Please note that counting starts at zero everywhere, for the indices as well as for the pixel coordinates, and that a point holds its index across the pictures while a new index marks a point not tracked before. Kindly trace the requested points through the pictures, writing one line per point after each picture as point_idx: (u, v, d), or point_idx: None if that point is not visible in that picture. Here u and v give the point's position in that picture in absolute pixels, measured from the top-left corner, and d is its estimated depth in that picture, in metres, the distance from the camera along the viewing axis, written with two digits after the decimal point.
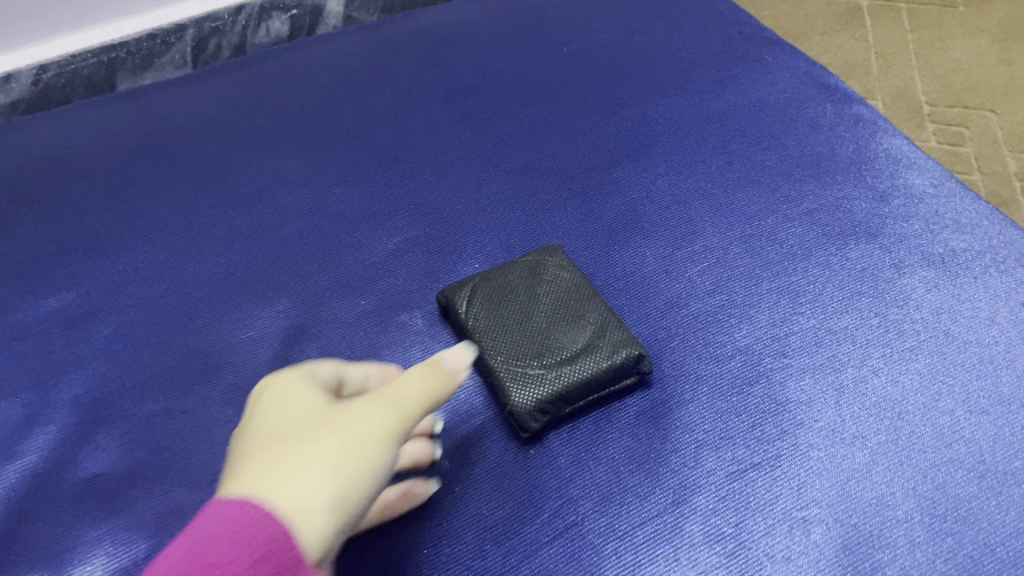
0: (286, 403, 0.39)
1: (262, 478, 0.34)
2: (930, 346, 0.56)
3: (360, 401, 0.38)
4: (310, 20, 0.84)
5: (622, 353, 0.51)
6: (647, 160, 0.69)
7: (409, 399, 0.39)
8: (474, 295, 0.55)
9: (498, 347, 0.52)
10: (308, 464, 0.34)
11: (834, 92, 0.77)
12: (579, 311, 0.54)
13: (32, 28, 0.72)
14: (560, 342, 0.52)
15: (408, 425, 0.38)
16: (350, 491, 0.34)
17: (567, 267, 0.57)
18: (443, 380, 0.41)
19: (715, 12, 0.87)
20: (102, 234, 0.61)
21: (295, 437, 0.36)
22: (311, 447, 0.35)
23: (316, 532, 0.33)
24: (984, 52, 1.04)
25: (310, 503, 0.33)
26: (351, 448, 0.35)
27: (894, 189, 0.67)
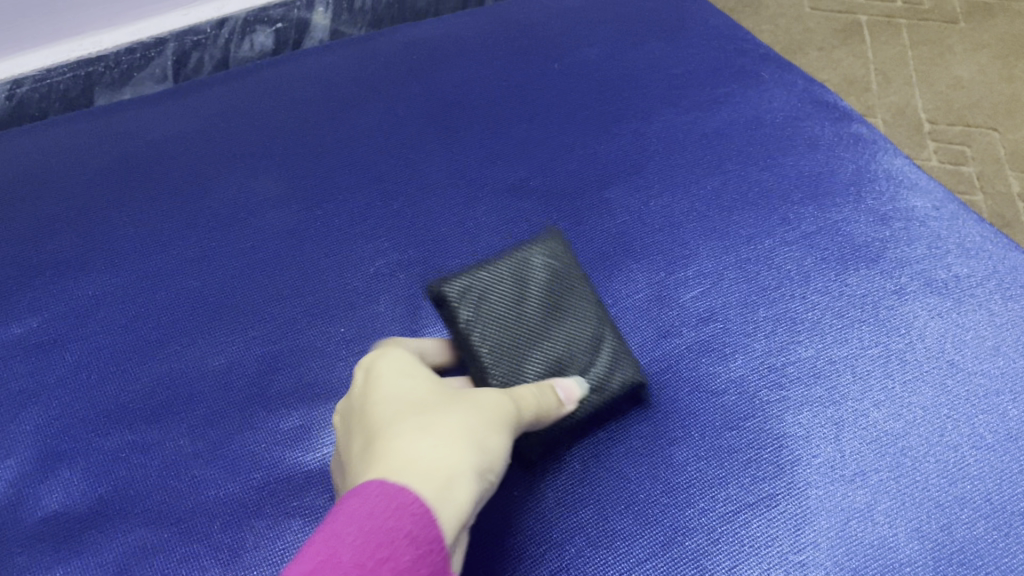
0: (406, 382, 0.41)
1: (413, 451, 0.36)
2: (934, 377, 0.53)
3: (482, 397, 0.41)
4: (295, 34, 0.83)
5: (623, 382, 0.50)
6: (639, 180, 0.67)
7: (519, 407, 0.42)
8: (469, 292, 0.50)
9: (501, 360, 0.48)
10: (453, 442, 0.37)
11: (833, 110, 0.75)
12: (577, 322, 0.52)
13: (7, 41, 0.70)
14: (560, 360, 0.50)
15: (517, 427, 0.42)
16: (482, 475, 0.37)
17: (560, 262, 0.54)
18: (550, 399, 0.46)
19: (712, 27, 0.85)
20: (71, 256, 0.59)
21: (431, 416, 0.38)
22: (450, 430, 0.38)
23: (461, 499, 0.35)
24: (985, 68, 1.02)
25: (455, 478, 0.35)
26: (481, 436, 0.38)
27: (895, 212, 0.64)
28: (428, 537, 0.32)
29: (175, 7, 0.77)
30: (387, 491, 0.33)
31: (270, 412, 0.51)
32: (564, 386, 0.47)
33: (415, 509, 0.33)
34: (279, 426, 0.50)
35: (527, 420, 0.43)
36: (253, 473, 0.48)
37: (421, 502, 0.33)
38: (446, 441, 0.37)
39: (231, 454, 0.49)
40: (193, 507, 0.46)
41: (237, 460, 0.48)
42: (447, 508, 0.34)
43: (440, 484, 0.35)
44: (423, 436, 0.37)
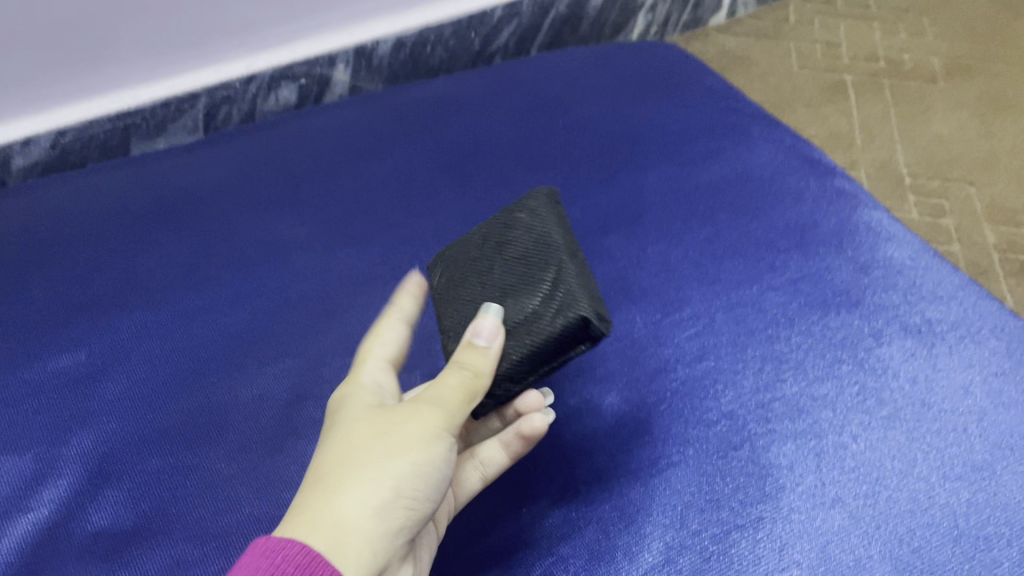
0: (340, 425, 0.44)
1: (315, 502, 0.39)
2: (907, 413, 0.58)
3: (405, 412, 0.43)
4: (317, 90, 0.91)
5: (562, 317, 0.45)
6: (637, 229, 0.72)
7: (446, 398, 0.43)
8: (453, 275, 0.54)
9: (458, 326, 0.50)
10: (350, 487, 0.40)
11: (818, 165, 0.80)
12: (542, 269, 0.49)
13: (54, 94, 0.76)
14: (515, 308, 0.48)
15: (448, 422, 0.43)
16: (393, 500, 0.40)
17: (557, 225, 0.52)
18: (475, 355, 0.45)
19: (705, 88, 0.91)
20: (113, 294, 0.64)
21: (341, 457, 0.41)
22: (354, 469, 0.40)
23: (360, 546, 0.38)
24: (964, 126, 1.08)
25: (353, 519, 0.39)
26: (385, 465, 0.40)
27: (874, 261, 0.70)
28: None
29: (207, 64, 0.83)
30: (272, 548, 0.37)
31: (299, 437, 0.55)
32: (477, 327, 0.46)
33: (300, 560, 0.36)
34: (307, 450, 0.54)
35: (458, 407, 0.43)
36: (284, 492, 0.52)
37: (307, 554, 0.37)
38: (348, 483, 0.40)
39: (264, 475, 0.53)
40: (229, 523, 0.50)
41: (269, 480, 0.53)
42: (343, 553, 0.38)
43: (334, 531, 0.38)
44: (327, 484, 0.40)
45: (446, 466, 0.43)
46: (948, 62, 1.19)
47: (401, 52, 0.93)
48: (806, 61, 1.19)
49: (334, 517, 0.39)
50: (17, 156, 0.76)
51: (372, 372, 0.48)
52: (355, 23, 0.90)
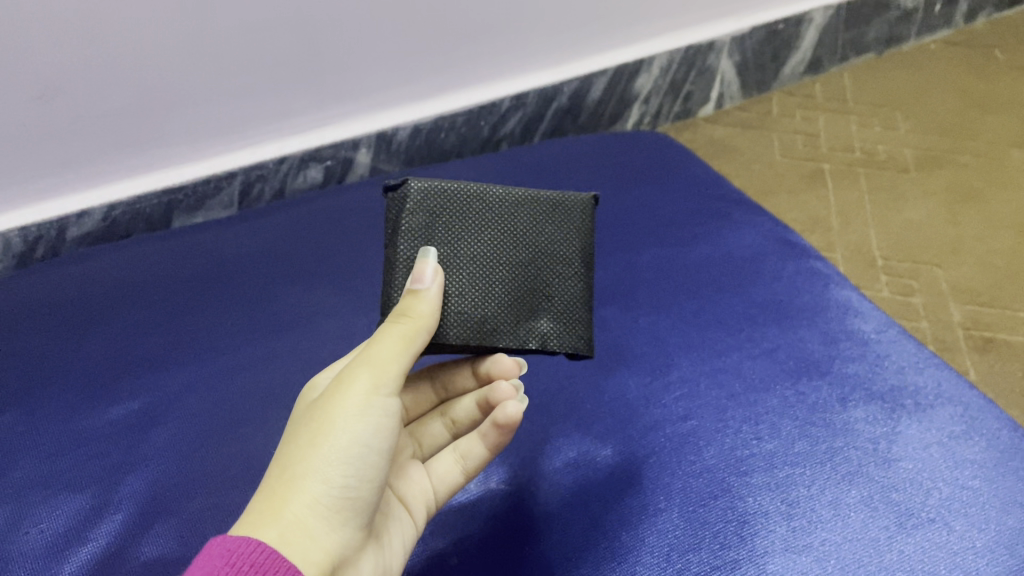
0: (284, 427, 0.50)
1: (263, 502, 0.45)
2: (868, 470, 0.65)
3: (332, 395, 0.48)
4: (341, 170, 1.01)
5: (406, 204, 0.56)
6: (630, 302, 0.80)
7: (383, 359, 0.49)
8: (548, 343, 0.56)
9: (467, 322, 0.55)
10: (287, 483, 0.45)
11: (794, 247, 0.89)
12: (480, 213, 0.56)
13: (109, 171, 0.86)
14: (442, 243, 0.55)
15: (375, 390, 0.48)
16: (327, 488, 0.46)
17: (560, 211, 0.58)
18: (417, 302, 0.52)
19: (693, 176, 1.00)
20: (160, 351, 0.71)
21: (280, 458, 0.47)
22: (292, 467, 0.46)
23: (301, 534, 0.44)
24: (932, 213, 1.17)
25: (293, 511, 0.44)
26: (317, 455, 0.46)
27: (843, 334, 0.77)
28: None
29: (243, 146, 0.93)
30: (228, 548, 0.42)
31: None
32: (418, 272, 0.53)
33: (256, 558, 0.42)
34: None
35: (388, 369, 0.49)
36: None
37: (261, 553, 0.42)
38: (286, 480, 0.45)
39: None
40: None
41: None
42: (288, 544, 0.43)
43: (279, 529, 0.44)
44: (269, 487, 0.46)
45: (379, 434, 0.48)
46: (919, 154, 1.28)
47: (417, 138, 1.04)
48: (788, 151, 1.29)
49: (275, 513, 0.44)
50: (72, 225, 0.86)
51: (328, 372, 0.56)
52: (377, 112, 1.00)
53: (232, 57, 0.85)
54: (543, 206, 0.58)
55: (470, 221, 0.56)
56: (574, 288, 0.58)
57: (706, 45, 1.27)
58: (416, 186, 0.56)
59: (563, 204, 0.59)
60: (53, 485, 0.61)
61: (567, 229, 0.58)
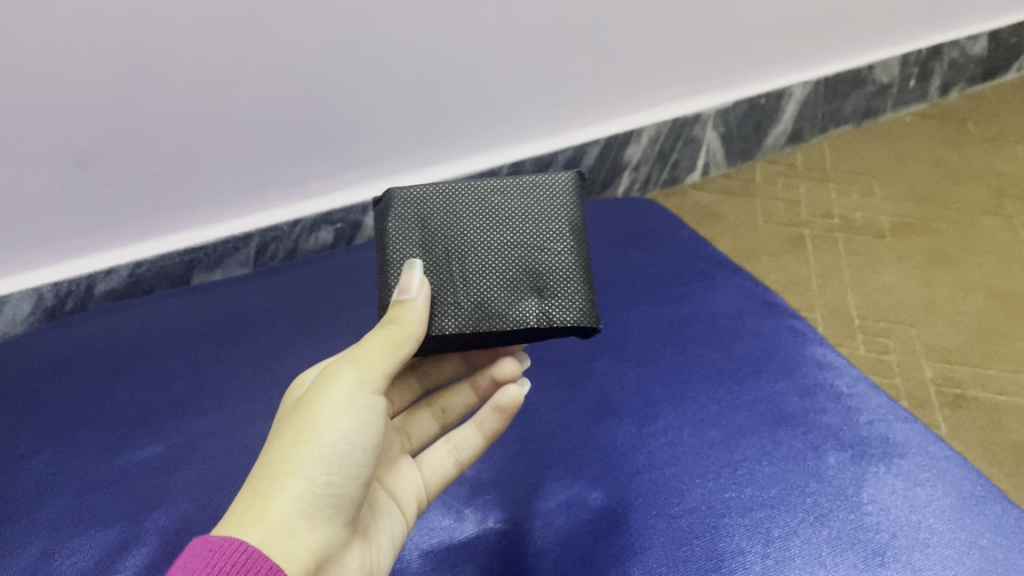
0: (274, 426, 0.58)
1: (253, 502, 0.52)
2: (837, 511, 0.70)
3: (318, 396, 0.56)
4: (350, 231, 1.09)
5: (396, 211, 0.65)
6: (619, 357, 0.86)
7: (368, 364, 0.57)
8: (543, 319, 0.63)
9: (459, 308, 0.63)
10: (273, 482, 0.53)
11: (772, 306, 0.95)
12: (458, 205, 0.65)
13: (136, 235, 0.95)
14: (431, 242, 0.64)
15: (357, 394, 0.56)
16: (309, 489, 0.53)
17: (538, 192, 0.66)
18: (405, 311, 0.59)
19: (680, 240, 1.07)
20: (183, 399, 0.77)
21: (268, 455, 0.55)
22: (279, 466, 0.53)
23: (283, 530, 0.51)
24: (907, 275, 1.24)
25: (278, 510, 0.52)
26: (301, 455, 0.53)
27: (817, 387, 0.83)
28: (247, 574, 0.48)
29: (260, 210, 1.01)
30: (212, 549, 0.49)
31: None
32: (406, 285, 0.60)
33: (237, 557, 0.49)
34: None
35: (371, 375, 0.57)
36: None
37: (242, 552, 0.49)
38: (274, 480, 0.53)
39: None
40: None
41: None
42: (273, 542, 0.51)
43: (266, 527, 0.51)
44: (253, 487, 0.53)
45: (360, 434, 0.56)
46: (894, 220, 1.36)
47: None
48: (770, 216, 1.36)
49: (262, 510, 0.52)
50: (100, 282, 0.95)
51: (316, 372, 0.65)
52: (383, 179, 1.08)
53: (252, 134, 0.94)
54: (521, 192, 0.65)
55: (452, 218, 0.65)
56: (565, 262, 0.64)
57: (691, 117, 1.35)
58: (400, 201, 0.65)
59: (541, 187, 0.66)
60: (84, 520, 0.66)
61: (548, 210, 0.65)
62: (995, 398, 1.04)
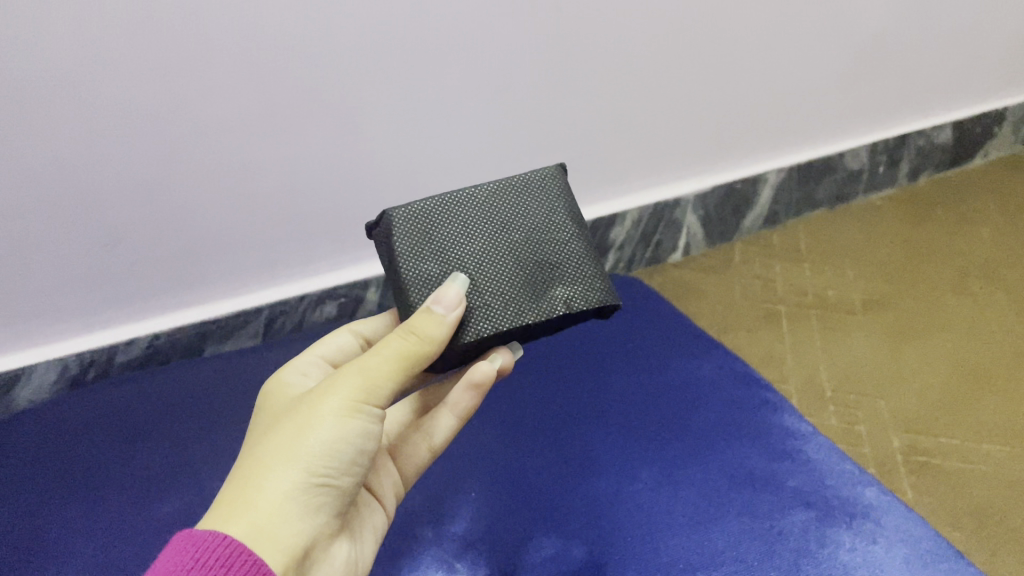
0: (282, 411, 0.63)
1: (249, 492, 0.56)
2: (801, 567, 0.76)
3: (326, 395, 0.60)
4: (352, 306, 1.17)
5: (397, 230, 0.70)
6: (601, 424, 0.93)
7: (379, 372, 0.60)
8: (573, 304, 0.69)
9: (491, 305, 0.67)
10: (269, 473, 0.57)
11: (745, 375, 1.02)
12: (457, 216, 0.71)
13: (155, 312, 1.06)
14: (441, 254, 0.69)
15: (362, 399, 0.60)
16: (302, 487, 0.58)
17: (531, 195, 0.74)
18: (433, 325, 0.62)
19: (659, 316, 1.15)
20: (200, 459, 0.88)
21: (270, 442, 0.59)
22: (277, 459, 0.58)
23: (272, 523, 0.56)
24: (875, 349, 1.31)
25: (269, 502, 0.56)
26: (299, 452, 0.58)
27: (786, 452, 0.90)
28: (231, 567, 0.53)
29: (271, 286, 1.11)
30: (195, 545, 0.53)
31: None
32: (440, 299, 0.63)
33: (221, 552, 0.53)
34: None
35: (380, 382, 0.61)
36: None
37: (226, 547, 0.53)
38: (270, 471, 0.57)
39: None
40: None
41: None
42: (262, 536, 0.55)
43: (258, 518, 0.56)
44: (252, 471, 0.58)
45: (358, 437, 0.61)
46: (865, 297, 1.44)
47: None
48: (748, 292, 1.45)
49: (256, 499, 0.56)
50: (120, 352, 1.05)
51: (304, 369, 0.73)
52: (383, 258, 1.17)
53: (265, 226, 1.05)
54: (513, 197, 0.73)
55: (457, 230, 0.70)
56: (575, 250, 0.72)
57: (671, 202, 1.44)
58: (400, 222, 0.70)
59: (531, 187, 0.74)
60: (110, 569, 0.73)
61: (544, 209, 0.73)
62: (959, 466, 1.10)
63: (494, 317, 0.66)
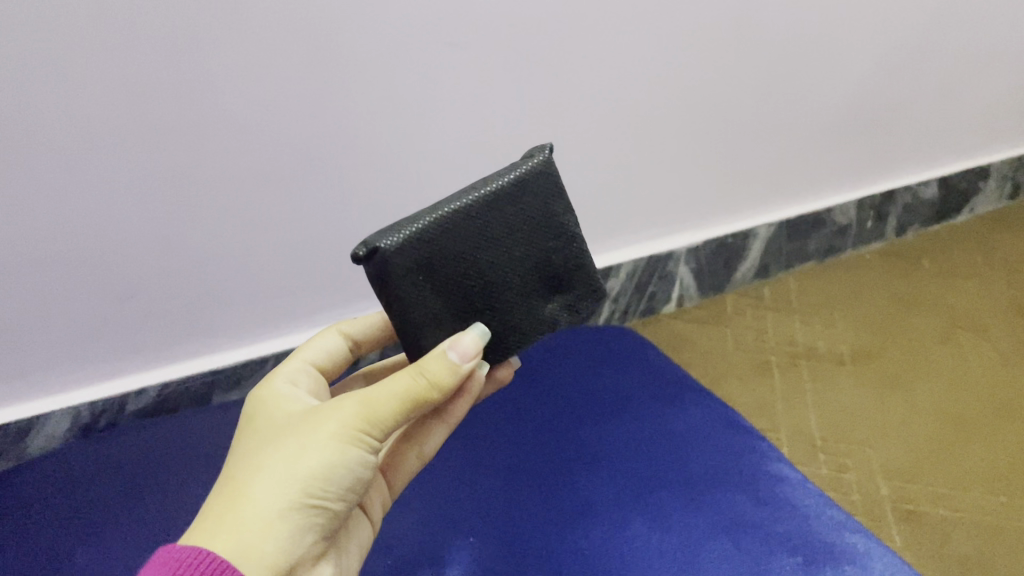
0: (284, 427, 0.64)
1: (240, 507, 0.58)
2: None
3: (329, 422, 0.61)
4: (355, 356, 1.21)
5: (394, 261, 0.63)
6: (594, 471, 0.96)
7: (383, 406, 0.61)
8: (567, 314, 0.72)
9: (503, 332, 0.69)
10: (262, 491, 0.59)
11: (735, 424, 1.05)
12: (455, 235, 0.66)
13: (165, 360, 1.10)
14: (444, 286, 0.66)
15: (363, 430, 0.61)
16: (292, 507, 0.59)
17: (525, 193, 0.68)
18: (444, 368, 0.61)
19: (653, 367, 1.19)
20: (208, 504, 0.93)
21: (268, 459, 0.61)
22: (272, 477, 0.59)
23: (259, 541, 0.58)
24: (865, 400, 1.35)
25: (258, 520, 0.58)
26: (294, 474, 0.59)
27: (775, 498, 0.92)
28: None
29: (277, 335, 1.16)
30: (181, 560, 0.55)
31: None
32: (463, 350, 0.62)
33: (207, 566, 0.55)
34: None
35: (383, 415, 0.61)
36: None
37: (211, 563, 0.55)
38: (263, 489, 0.59)
39: None
40: None
41: None
42: (248, 552, 0.57)
43: (246, 535, 0.57)
44: (246, 488, 0.59)
45: (355, 465, 0.62)
46: (855, 349, 1.48)
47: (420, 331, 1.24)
48: (740, 343, 1.49)
49: (246, 517, 0.58)
50: (131, 402, 1.09)
51: (291, 374, 0.74)
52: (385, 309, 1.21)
53: (270, 277, 1.10)
54: (508, 198, 0.68)
55: (458, 254, 0.66)
56: (572, 253, 0.71)
57: (665, 255, 1.48)
58: (394, 250, 0.63)
59: (523, 182, 0.68)
60: None
61: (539, 208, 0.69)
62: (946, 513, 1.13)
63: (506, 344, 0.69)
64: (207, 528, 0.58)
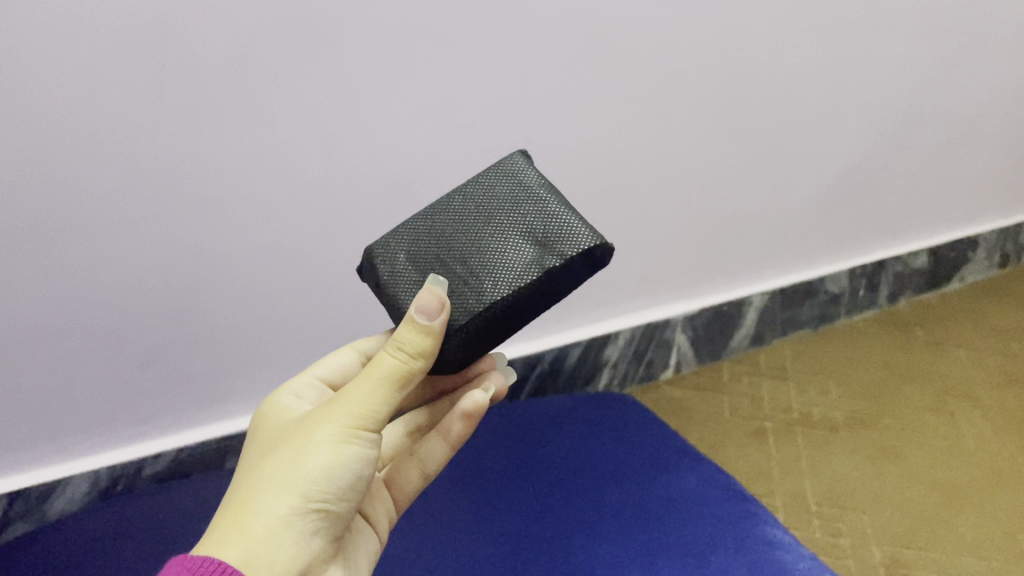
0: (279, 441, 0.67)
1: (244, 516, 0.61)
2: None
3: (321, 423, 0.65)
4: None
5: (379, 254, 0.77)
6: (593, 535, 1.00)
7: (370, 396, 0.65)
8: (549, 257, 0.69)
9: (481, 285, 0.70)
10: (263, 496, 0.62)
11: (729, 489, 1.09)
12: (433, 223, 0.77)
13: (180, 425, 1.15)
14: (420, 260, 0.75)
15: (354, 424, 0.65)
16: (295, 508, 0.62)
17: (496, 176, 0.77)
18: (416, 339, 0.66)
19: (649, 433, 1.23)
20: None
21: (266, 468, 0.64)
22: (272, 483, 0.62)
23: (266, 542, 0.60)
24: (858, 465, 1.38)
25: (263, 522, 0.61)
26: (292, 476, 0.62)
27: (768, 563, 0.95)
28: None
29: None
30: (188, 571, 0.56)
31: None
32: (425, 310, 0.67)
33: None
34: None
35: (370, 404, 0.65)
36: None
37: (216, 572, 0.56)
38: (265, 494, 0.62)
39: None
40: None
41: None
42: (257, 553, 0.59)
43: (254, 538, 0.60)
44: (248, 497, 0.62)
45: (351, 461, 0.65)
46: (848, 415, 1.51)
47: None
48: (736, 410, 1.52)
49: (250, 521, 0.60)
50: (147, 465, 1.14)
51: (291, 391, 0.79)
52: None
53: (281, 346, 1.16)
54: (480, 183, 0.78)
55: (433, 236, 0.76)
56: (546, 204, 0.73)
57: (661, 323, 1.54)
58: (382, 248, 0.78)
59: (495, 170, 0.78)
60: None
61: (510, 182, 0.76)
62: None
63: (483, 295, 0.69)
64: (213, 538, 0.60)
